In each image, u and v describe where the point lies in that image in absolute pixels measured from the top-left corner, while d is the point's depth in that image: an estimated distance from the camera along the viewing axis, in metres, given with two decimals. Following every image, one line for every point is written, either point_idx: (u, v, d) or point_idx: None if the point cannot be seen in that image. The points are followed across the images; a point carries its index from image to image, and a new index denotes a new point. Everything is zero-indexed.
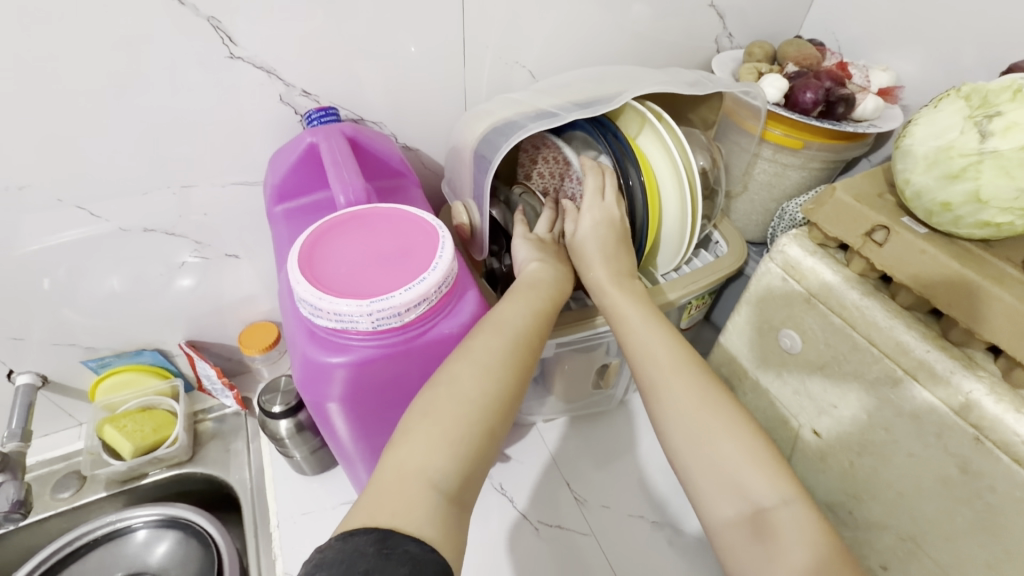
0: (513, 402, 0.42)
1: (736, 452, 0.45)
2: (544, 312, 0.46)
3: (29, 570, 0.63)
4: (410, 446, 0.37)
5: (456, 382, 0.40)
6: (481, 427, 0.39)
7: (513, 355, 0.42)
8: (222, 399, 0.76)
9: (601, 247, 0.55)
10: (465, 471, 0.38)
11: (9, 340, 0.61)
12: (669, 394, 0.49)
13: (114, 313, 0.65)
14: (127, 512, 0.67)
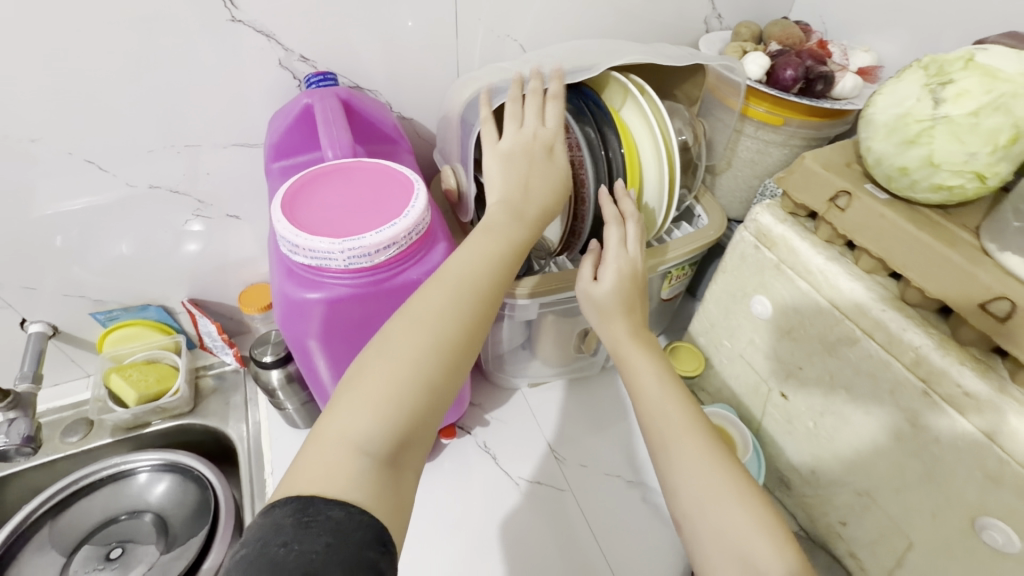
0: (460, 359, 0.41)
1: (716, 467, 0.45)
2: (495, 263, 0.44)
3: (37, 507, 0.63)
4: (344, 410, 0.37)
5: (390, 343, 0.39)
6: (420, 387, 0.38)
7: (455, 309, 0.41)
8: (222, 356, 0.80)
9: (626, 299, 0.55)
10: (400, 432, 0.37)
11: (23, 289, 0.65)
12: (661, 425, 0.48)
13: (120, 267, 0.68)
14: (129, 456, 0.66)
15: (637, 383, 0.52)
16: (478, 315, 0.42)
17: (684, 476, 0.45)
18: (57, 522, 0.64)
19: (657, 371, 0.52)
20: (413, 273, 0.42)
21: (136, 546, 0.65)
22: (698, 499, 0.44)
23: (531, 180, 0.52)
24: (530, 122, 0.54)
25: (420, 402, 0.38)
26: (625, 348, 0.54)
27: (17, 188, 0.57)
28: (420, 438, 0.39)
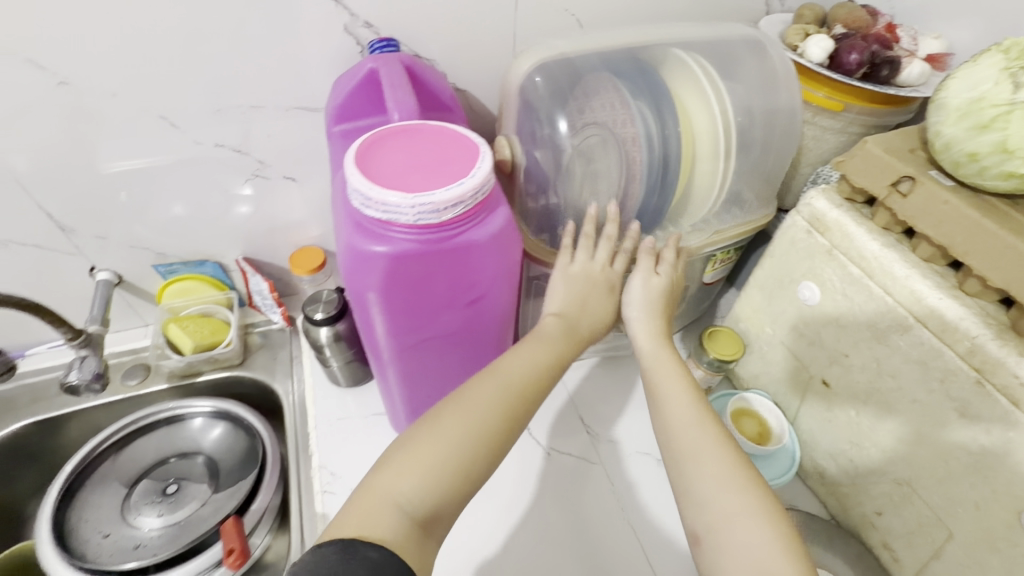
0: (498, 449, 0.47)
1: (746, 500, 0.46)
2: (542, 366, 0.52)
3: (101, 441, 0.67)
4: (395, 471, 0.43)
5: (437, 418, 0.46)
6: (457, 460, 0.44)
7: (500, 400, 0.49)
8: (270, 315, 0.83)
9: (666, 353, 0.57)
10: (436, 498, 0.43)
11: (94, 239, 0.69)
12: (694, 441, 0.50)
13: (182, 222, 0.71)
14: (185, 402, 0.70)
15: (663, 404, 0.54)
16: (518, 415, 0.49)
17: (706, 490, 0.47)
18: (117, 458, 0.68)
19: (689, 393, 0.54)
20: (475, 235, 0.43)
21: (190, 485, 0.68)
22: (721, 515, 0.45)
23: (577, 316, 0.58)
24: (582, 258, 0.60)
25: (458, 478, 0.44)
26: (659, 364, 0.56)
27: (96, 139, 0.60)
28: (450, 509, 0.44)
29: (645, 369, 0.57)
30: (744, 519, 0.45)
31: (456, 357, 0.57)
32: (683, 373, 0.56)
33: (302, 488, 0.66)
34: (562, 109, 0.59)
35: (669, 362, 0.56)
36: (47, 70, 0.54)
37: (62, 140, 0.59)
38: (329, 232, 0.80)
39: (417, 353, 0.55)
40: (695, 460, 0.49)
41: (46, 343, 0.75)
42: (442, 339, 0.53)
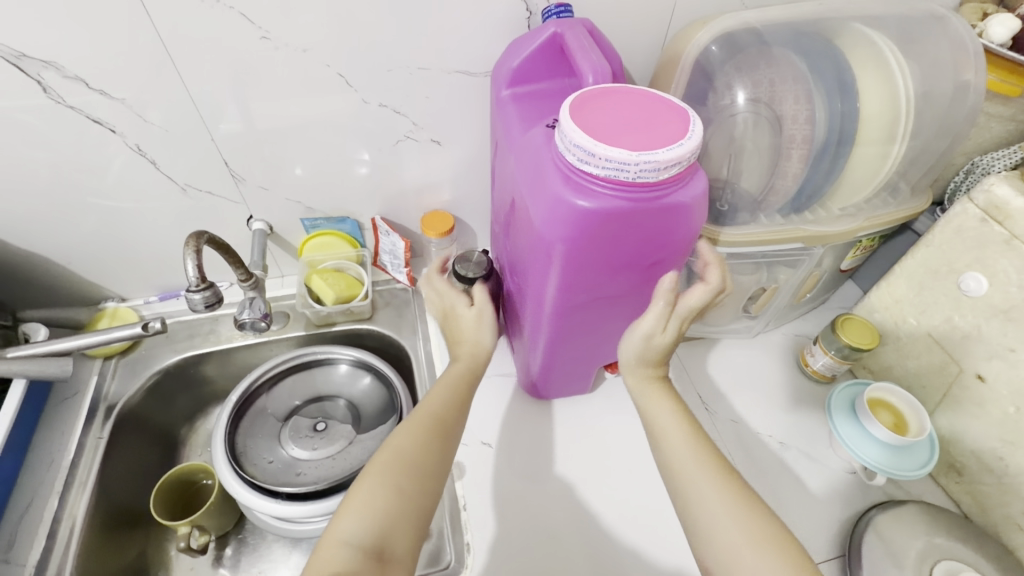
0: (430, 474, 0.53)
1: (739, 522, 0.47)
2: (455, 396, 0.59)
3: (261, 375, 0.74)
4: (342, 516, 0.48)
5: (374, 463, 0.51)
6: (390, 492, 0.49)
7: (425, 431, 0.55)
8: (395, 274, 0.86)
9: (655, 393, 0.56)
10: (383, 528, 0.47)
11: (258, 189, 0.74)
12: (692, 471, 0.50)
13: (334, 178, 0.76)
14: (332, 348, 0.76)
15: (661, 439, 0.54)
16: (439, 445, 0.55)
17: (707, 520, 0.48)
18: (270, 393, 0.75)
19: (681, 424, 0.54)
20: (679, 196, 0.44)
21: (335, 424, 0.74)
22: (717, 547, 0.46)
23: (471, 334, 0.64)
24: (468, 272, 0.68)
25: (397, 506, 0.49)
26: (645, 392, 0.57)
27: (278, 95, 0.64)
28: (400, 539, 0.48)
29: (639, 402, 0.57)
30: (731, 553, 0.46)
31: (614, 320, 0.59)
32: (670, 397, 0.56)
33: None
34: (737, 79, 0.60)
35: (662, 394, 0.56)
36: (254, 25, 0.58)
37: (251, 93, 0.63)
38: (460, 197, 0.83)
39: (585, 313, 0.57)
40: (689, 483, 0.50)
41: None
42: (610, 300, 0.55)
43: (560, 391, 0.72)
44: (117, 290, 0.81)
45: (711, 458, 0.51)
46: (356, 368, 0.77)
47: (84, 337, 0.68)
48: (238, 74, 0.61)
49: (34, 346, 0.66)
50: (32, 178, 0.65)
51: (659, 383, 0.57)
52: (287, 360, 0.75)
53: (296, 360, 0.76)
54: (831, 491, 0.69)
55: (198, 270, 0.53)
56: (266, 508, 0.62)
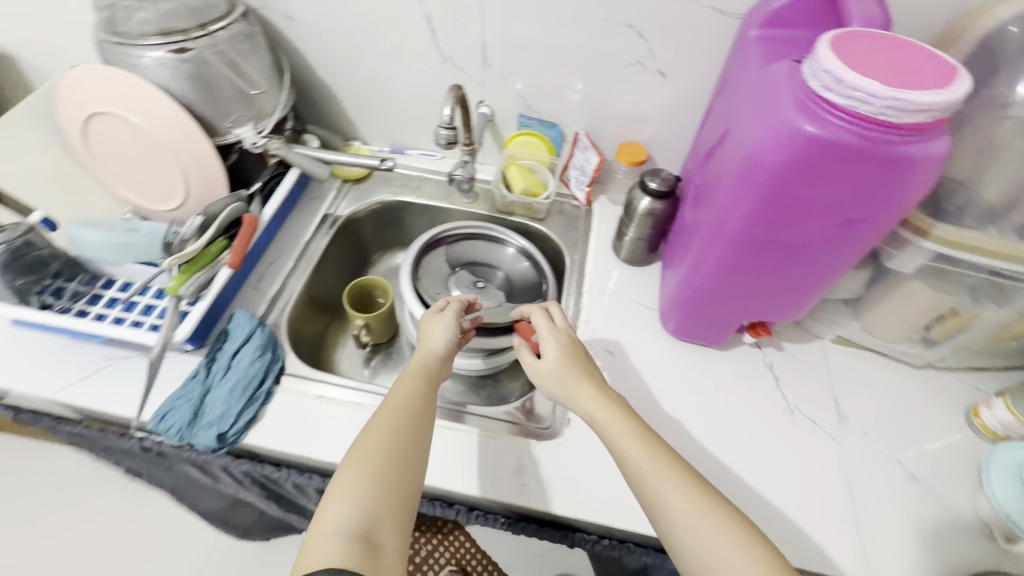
0: (408, 464, 0.55)
1: (698, 502, 0.50)
2: (422, 394, 0.61)
3: (453, 228, 0.88)
4: (329, 509, 0.50)
5: (347, 460, 0.54)
6: (370, 483, 0.52)
7: (393, 425, 0.57)
8: (574, 190, 0.94)
9: (598, 408, 0.58)
10: (368, 512, 0.50)
11: (497, 77, 0.85)
12: (652, 468, 0.52)
13: (561, 85, 0.84)
14: (513, 232, 0.86)
15: (615, 448, 0.55)
16: (412, 436, 0.57)
17: (670, 511, 0.50)
18: (452, 245, 0.88)
19: (635, 433, 0.55)
20: (914, 148, 0.44)
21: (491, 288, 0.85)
22: (679, 529, 0.49)
23: (430, 342, 0.67)
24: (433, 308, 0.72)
25: (380, 493, 0.52)
26: (588, 405, 0.59)
27: None
28: (388, 522, 0.51)
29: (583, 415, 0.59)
30: (691, 527, 0.48)
31: (785, 269, 0.60)
32: (623, 411, 0.58)
33: (571, 328, 0.80)
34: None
35: (608, 406, 0.58)
36: None
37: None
38: (661, 135, 0.86)
39: (755, 253, 0.59)
40: (653, 483, 0.52)
41: (420, 150, 1.01)
42: (789, 246, 0.57)
43: (702, 328, 0.75)
44: (362, 132, 1.00)
45: (668, 458, 0.53)
46: (521, 256, 0.87)
47: (343, 155, 0.86)
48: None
49: (311, 149, 0.86)
50: (346, 21, 0.82)
51: (603, 399, 0.59)
52: (475, 227, 0.89)
53: (481, 230, 0.89)
54: (954, 541, 0.63)
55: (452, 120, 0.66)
56: (422, 315, 0.76)
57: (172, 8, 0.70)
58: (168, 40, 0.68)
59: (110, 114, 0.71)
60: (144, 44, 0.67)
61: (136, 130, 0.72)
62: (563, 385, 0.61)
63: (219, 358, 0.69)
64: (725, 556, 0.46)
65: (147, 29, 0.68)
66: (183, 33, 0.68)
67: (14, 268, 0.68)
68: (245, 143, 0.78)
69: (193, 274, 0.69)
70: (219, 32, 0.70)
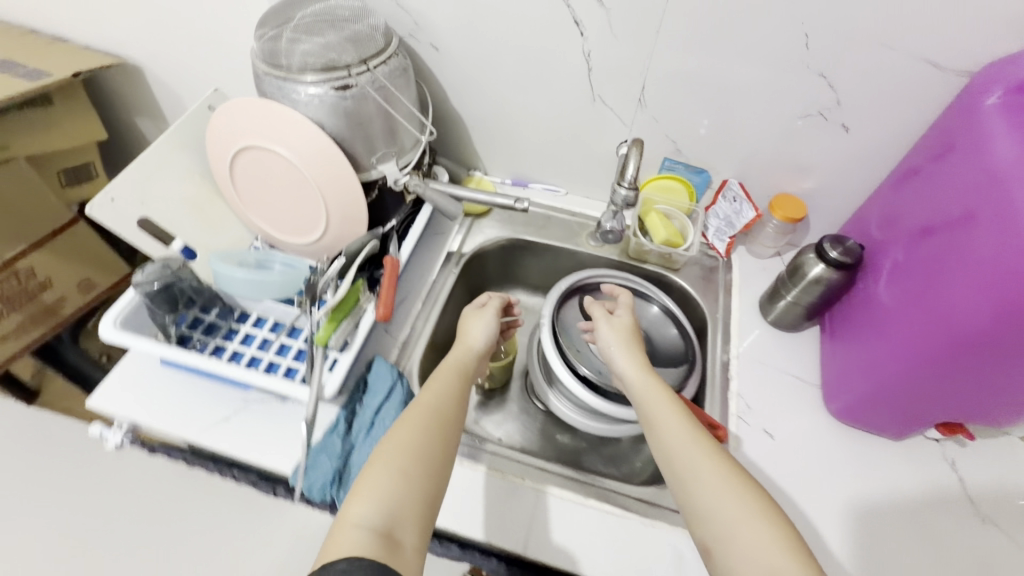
0: (434, 463, 0.56)
1: (734, 495, 0.51)
2: (460, 395, 0.64)
3: (595, 276, 0.83)
4: (354, 501, 0.51)
5: (384, 445, 0.56)
6: (401, 474, 0.53)
7: (427, 422, 0.59)
8: (712, 240, 0.87)
9: (651, 394, 0.62)
10: (393, 510, 0.51)
11: (650, 119, 0.78)
12: (690, 447, 0.55)
13: (721, 130, 0.77)
14: (658, 291, 0.81)
15: (658, 432, 0.59)
16: (439, 436, 0.58)
17: (701, 482, 0.53)
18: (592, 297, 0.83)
19: (686, 424, 0.58)
20: None
21: None
22: (711, 499, 0.51)
23: (469, 337, 0.72)
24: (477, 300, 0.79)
25: (406, 487, 0.53)
26: (653, 401, 0.61)
27: (731, 38, 0.66)
28: (408, 520, 0.51)
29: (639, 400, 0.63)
30: (723, 503, 0.51)
31: (964, 386, 0.57)
32: (675, 405, 0.60)
33: (719, 400, 0.74)
34: None
35: (655, 395, 0.62)
36: None
37: (714, 32, 0.66)
38: (827, 190, 0.78)
39: (992, 354, 0.52)
40: (693, 473, 0.53)
41: (542, 184, 0.96)
42: None
43: (862, 419, 0.69)
44: (483, 162, 0.95)
45: (711, 454, 0.55)
46: (666, 317, 0.80)
47: (479, 194, 0.82)
48: (716, 10, 0.64)
49: (445, 186, 0.82)
50: (494, 53, 0.77)
51: (653, 390, 0.62)
52: (619, 278, 0.84)
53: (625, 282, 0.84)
54: None
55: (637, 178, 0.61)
56: (563, 373, 0.73)
57: (332, 40, 0.67)
58: (332, 76, 0.64)
59: (260, 148, 0.68)
60: (303, 79, 0.64)
61: (286, 164, 0.69)
62: (623, 368, 0.66)
63: (361, 415, 0.66)
64: (751, 537, 0.48)
65: (308, 62, 0.65)
66: (346, 68, 0.65)
67: (157, 301, 0.67)
68: (388, 180, 0.74)
69: (338, 323, 0.66)
70: (379, 68, 0.67)
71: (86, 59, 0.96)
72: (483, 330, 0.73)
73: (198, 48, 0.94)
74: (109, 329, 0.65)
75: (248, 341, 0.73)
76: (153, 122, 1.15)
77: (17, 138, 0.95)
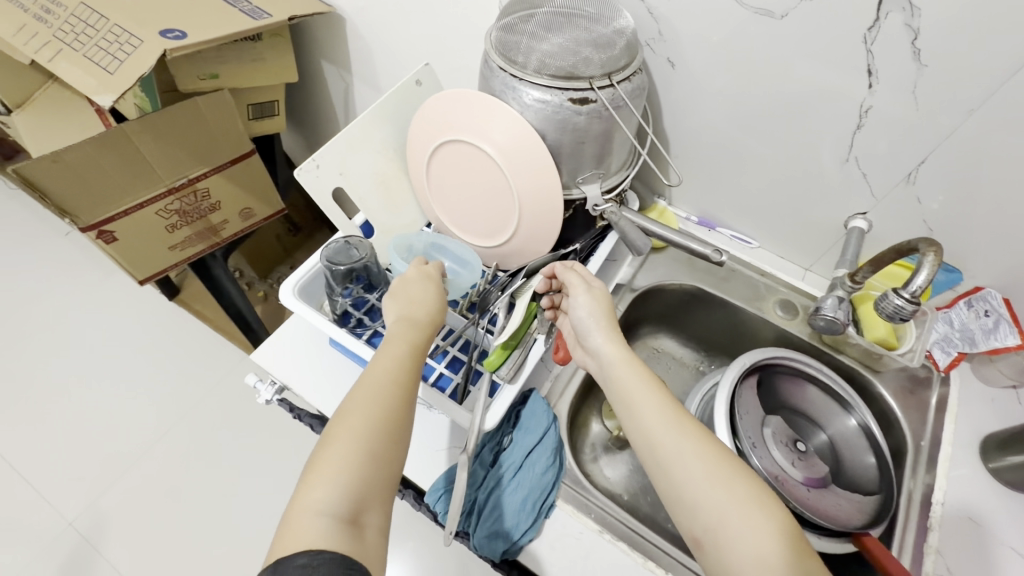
0: (396, 431, 0.48)
1: (726, 485, 0.45)
2: (414, 355, 0.53)
3: (787, 359, 0.73)
4: (306, 489, 0.44)
5: (336, 427, 0.47)
6: (360, 454, 0.45)
7: (386, 399, 0.49)
8: (934, 348, 0.73)
9: (618, 361, 0.54)
10: (355, 491, 0.44)
11: (911, 198, 0.65)
12: (670, 439, 0.48)
13: (1007, 233, 0.62)
14: (861, 402, 0.70)
15: (633, 408, 0.51)
16: (394, 401, 0.49)
17: (686, 491, 0.46)
18: (769, 382, 0.74)
19: (663, 401, 0.51)
20: None
21: (813, 454, 0.67)
22: (708, 519, 0.44)
23: (416, 299, 0.58)
24: (413, 262, 0.62)
25: (367, 468, 0.46)
26: (622, 380, 0.53)
27: None
28: (374, 505, 0.45)
29: (609, 373, 0.55)
30: (711, 516, 0.44)
31: None
32: (648, 376, 0.53)
33: (907, 551, 0.61)
34: None
35: (631, 369, 0.53)
36: None
37: None
38: None
39: None
40: (677, 462, 0.47)
41: (732, 232, 0.85)
42: None
43: None
44: (673, 192, 0.86)
45: (695, 435, 0.48)
46: (860, 431, 0.71)
47: (671, 232, 0.66)
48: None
49: (637, 216, 0.69)
50: (739, 85, 0.66)
51: (626, 364, 0.54)
52: (813, 368, 0.73)
53: (818, 374, 0.73)
54: None
55: (920, 290, 0.57)
56: None
57: (578, 44, 0.60)
58: (571, 86, 0.58)
59: (468, 145, 0.64)
60: (537, 82, 0.59)
61: (491, 167, 0.64)
62: (595, 346, 0.56)
63: (508, 451, 0.63)
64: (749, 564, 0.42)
65: (547, 65, 0.59)
66: (589, 80, 0.58)
67: (337, 275, 0.67)
68: (587, 203, 0.68)
69: (509, 352, 0.62)
70: (621, 84, 0.60)
71: (302, 4, 0.97)
72: (428, 294, 0.59)
73: (405, 11, 0.91)
74: (289, 295, 0.67)
75: None
76: (336, 72, 1.15)
77: (229, 67, 0.99)
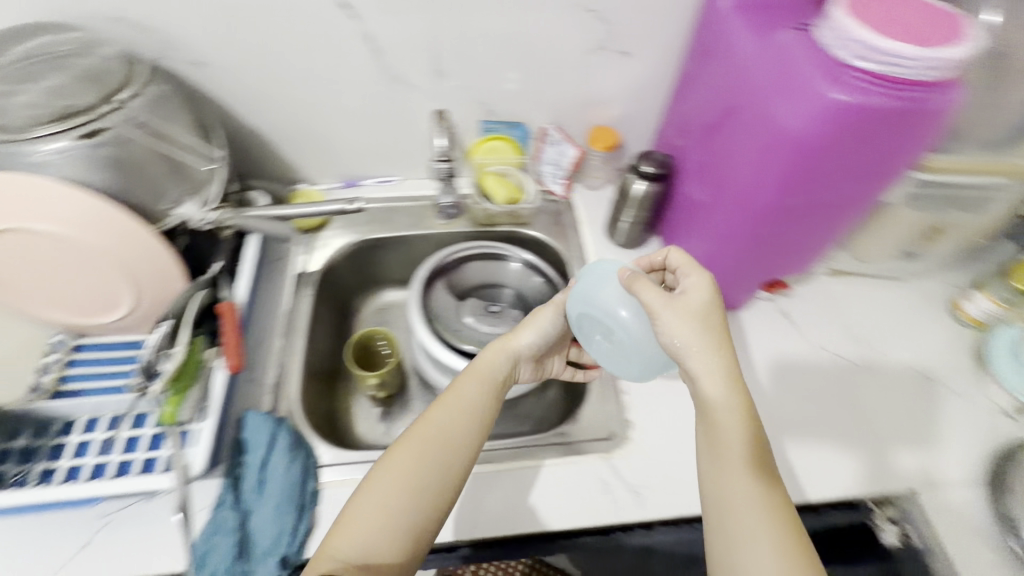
0: (440, 479, 0.54)
1: (773, 511, 0.47)
2: (472, 413, 0.59)
3: (450, 253, 0.83)
4: (339, 529, 0.51)
5: (380, 479, 0.54)
6: (388, 497, 0.52)
7: (425, 447, 0.55)
8: (550, 184, 0.89)
9: (733, 425, 0.50)
10: (380, 531, 0.51)
11: (453, 86, 0.78)
12: (734, 482, 0.49)
13: (522, 81, 0.79)
14: (512, 248, 0.84)
15: (718, 450, 0.50)
16: (428, 446, 0.56)
17: (745, 526, 0.47)
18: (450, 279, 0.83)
19: (753, 449, 0.50)
20: (934, 103, 0.50)
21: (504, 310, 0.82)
22: (741, 532, 0.47)
23: (516, 340, 0.66)
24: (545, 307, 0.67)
25: (399, 505, 0.52)
26: (731, 436, 0.50)
27: None
28: (402, 536, 0.51)
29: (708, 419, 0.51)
30: (744, 538, 0.47)
31: (780, 241, 0.65)
32: (754, 430, 0.50)
33: None
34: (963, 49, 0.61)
35: (738, 425, 0.50)
36: None
37: None
38: (629, 114, 0.84)
39: (776, 221, 0.62)
40: (742, 495, 0.48)
41: (374, 178, 0.90)
42: (816, 207, 0.60)
43: None
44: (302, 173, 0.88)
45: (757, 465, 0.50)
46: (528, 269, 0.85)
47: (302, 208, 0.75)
48: None
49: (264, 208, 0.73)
50: (269, 58, 0.71)
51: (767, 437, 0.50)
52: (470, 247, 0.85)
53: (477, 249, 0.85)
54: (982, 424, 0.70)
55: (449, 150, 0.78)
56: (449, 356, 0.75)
57: (61, 83, 0.57)
58: (71, 123, 0.55)
59: (12, 230, 0.57)
60: (33, 136, 0.54)
61: (54, 239, 0.58)
62: (708, 401, 0.51)
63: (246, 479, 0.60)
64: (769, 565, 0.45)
65: (36, 116, 0.55)
66: (89, 110, 0.56)
67: None
68: (191, 223, 0.65)
69: (183, 394, 0.60)
70: (132, 101, 0.59)
71: None
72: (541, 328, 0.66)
73: None
74: None
75: (83, 450, 0.61)
76: None
77: None
